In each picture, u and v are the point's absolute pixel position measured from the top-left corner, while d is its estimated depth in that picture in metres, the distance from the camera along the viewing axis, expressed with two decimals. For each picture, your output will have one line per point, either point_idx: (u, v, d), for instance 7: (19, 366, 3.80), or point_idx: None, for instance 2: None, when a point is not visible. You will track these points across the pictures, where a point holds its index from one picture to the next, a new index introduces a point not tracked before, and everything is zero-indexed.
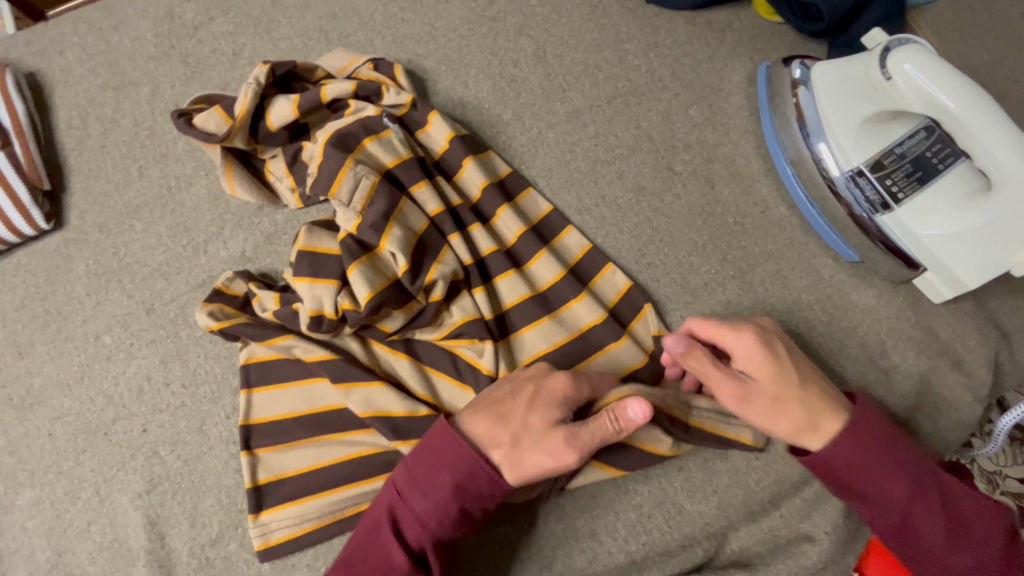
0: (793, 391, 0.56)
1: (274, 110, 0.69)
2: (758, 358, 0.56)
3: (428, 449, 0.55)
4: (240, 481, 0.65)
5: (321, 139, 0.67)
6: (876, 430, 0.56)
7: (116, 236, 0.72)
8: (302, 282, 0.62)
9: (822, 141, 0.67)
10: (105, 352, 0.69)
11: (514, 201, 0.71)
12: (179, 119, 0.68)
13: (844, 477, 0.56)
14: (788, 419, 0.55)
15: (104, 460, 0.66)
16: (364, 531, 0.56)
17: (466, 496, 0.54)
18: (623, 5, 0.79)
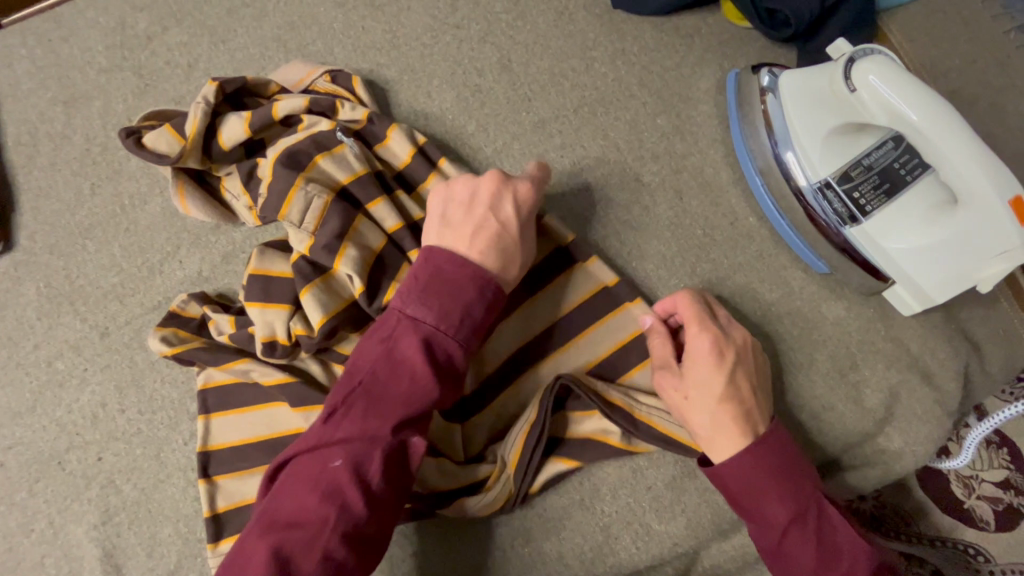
0: (714, 403, 0.58)
1: (225, 127, 0.67)
2: (707, 360, 0.60)
3: (450, 273, 0.57)
4: (199, 510, 0.64)
5: (273, 155, 0.65)
6: (781, 461, 0.57)
7: (68, 257, 0.70)
8: (253, 307, 0.62)
9: (789, 151, 0.66)
10: (58, 378, 0.67)
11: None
12: (128, 139, 0.66)
13: (737, 498, 0.57)
14: (700, 419, 0.59)
15: (59, 491, 0.64)
16: (389, 356, 0.54)
17: (487, 319, 0.57)
18: (590, 11, 0.77)
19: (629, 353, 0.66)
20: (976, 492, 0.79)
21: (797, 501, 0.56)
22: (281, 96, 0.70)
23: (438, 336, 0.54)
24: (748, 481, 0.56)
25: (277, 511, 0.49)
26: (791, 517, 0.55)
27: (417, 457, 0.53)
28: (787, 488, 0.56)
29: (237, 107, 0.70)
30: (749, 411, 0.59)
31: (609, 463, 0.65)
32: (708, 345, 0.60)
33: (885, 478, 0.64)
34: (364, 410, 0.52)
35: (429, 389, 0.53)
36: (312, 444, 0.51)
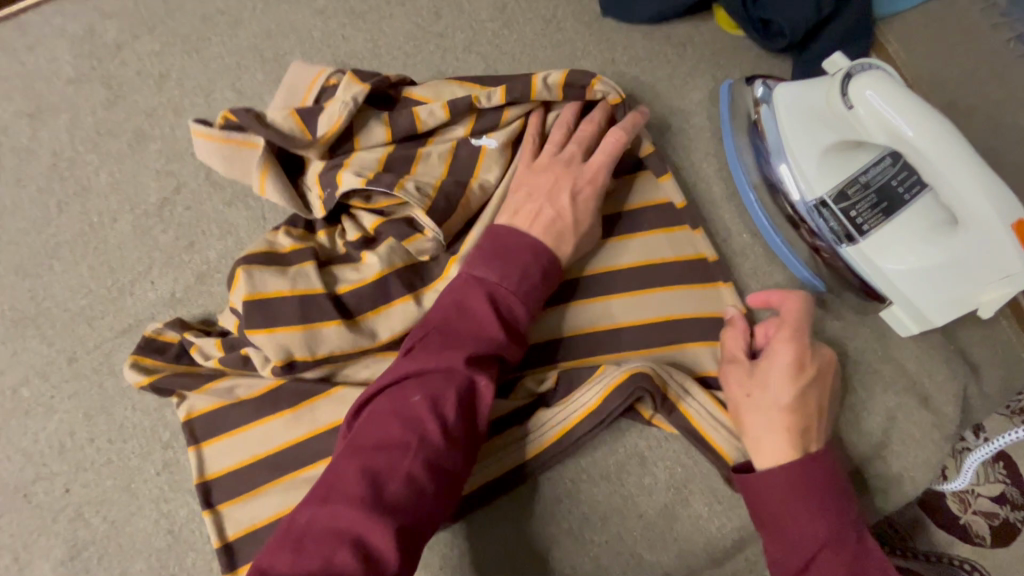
0: (780, 414, 0.55)
1: (360, 122, 0.66)
2: (788, 369, 0.57)
3: (512, 245, 0.57)
4: (173, 543, 0.61)
5: (438, 172, 0.65)
6: (826, 482, 0.54)
7: (34, 278, 0.67)
8: (257, 333, 0.58)
9: (784, 163, 0.64)
10: (23, 406, 0.64)
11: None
12: (246, 112, 0.64)
13: (768, 512, 0.54)
14: (764, 420, 0.56)
15: (24, 525, 0.61)
16: (458, 306, 0.54)
17: (547, 283, 0.58)
18: (579, 19, 0.75)
19: (705, 326, 0.64)
20: (972, 507, 0.77)
21: (835, 522, 0.52)
22: (412, 91, 0.68)
23: (503, 292, 0.55)
24: (784, 494, 0.53)
25: (359, 436, 0.48)
26: (825, 540, 0.51)
27: (487, 403, 0.52)
28: (824, 507, 0.52)
29: (377, 106, 0.68)
30: (808, 429, 0.56)
31: (599, 490, 0.63)
32: (791, 356, 0.57)
33: (885, 504, 0.62)
34: (440, 348, 0.52)
35: (496, 336, 0.53)
36: (390, 379, 0.51)
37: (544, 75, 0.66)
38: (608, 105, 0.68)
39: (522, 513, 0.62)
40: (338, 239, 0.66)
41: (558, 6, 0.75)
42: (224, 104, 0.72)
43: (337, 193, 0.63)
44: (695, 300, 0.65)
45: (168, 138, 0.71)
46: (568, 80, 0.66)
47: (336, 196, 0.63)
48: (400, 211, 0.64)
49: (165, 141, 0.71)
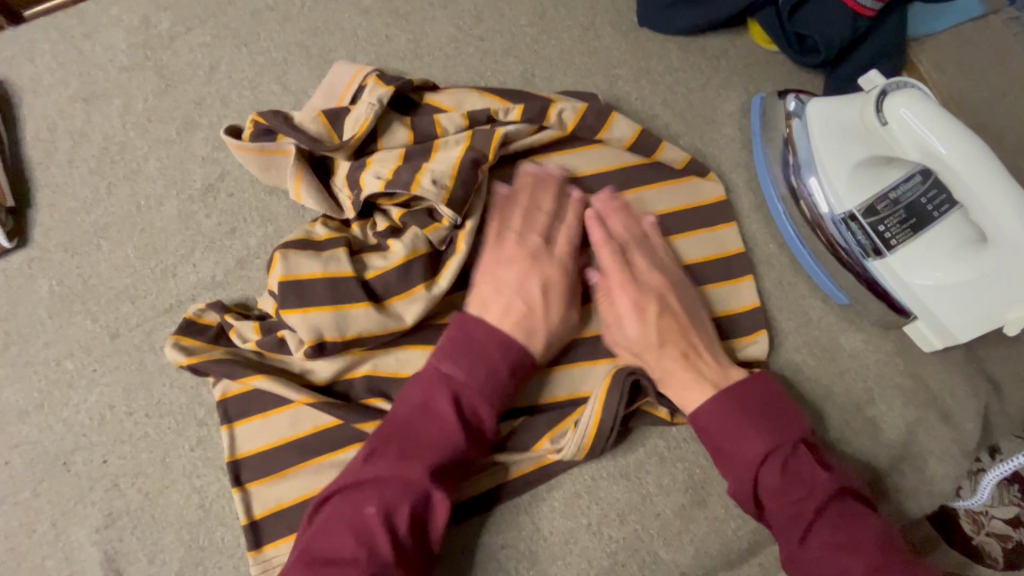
0: (655, 354, 0.61)
1: (386, 128, 0.66)
2: (630, 317, 0.61)
3: (478, 338, 0.58)
4: (205, 516, 0.63)
5: (454, 156, 0.63)
6: (739, 413, 0.57)
7: (82, 256, 0.69)
8: (291, 314, 0.59)
9: (813, 175, 0.65)
10: (67, 377, 0.66)
11: (615, 170, 0.69)
12: (275, 115, 0.64)
13: (714, 442, 0.58)
14: (648, 366, 0.61)
15: (63, 492, 0.64)
16: (417, 407, 0.56)
17: (516, 379, 0.58)
18: (616, 28, 0.77)
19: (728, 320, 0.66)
20: (985, 528, 0.73)
21: (776, 435, 0.56)
22: (436, 99, 0.69)
23: (466, 391, 0.56)
24: (725, 422, 0.57)
25: (315, 547, 0.51)
26: (765, 455, 0.55)
27: (443, 512, 0.54)
28: (764, 423, 0.56)
29: (400, 110, 0.68)
30: (691, 352, 0.61)
31: (618, 488, 0.64)
32: (628, 304, 0.61)
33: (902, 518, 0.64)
34: (398, 454, 0.54)
35: (457, 440, 0.55)
36: (348, 484, 0.53)
37: (563, 106, 0.67)
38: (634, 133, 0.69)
39: (541, 506, 0.63)
40: (369, 231, 0.66)
41: (597, 15, 0.77)
42: (270, 96, 0.74)
43: (363, 195, 0.63)
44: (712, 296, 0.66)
45: (214, 127, 0.74)
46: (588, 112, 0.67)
47: (361, 198, 0.63)
48: (421, 201, 0.64)
49: (211, 130, 0.73)
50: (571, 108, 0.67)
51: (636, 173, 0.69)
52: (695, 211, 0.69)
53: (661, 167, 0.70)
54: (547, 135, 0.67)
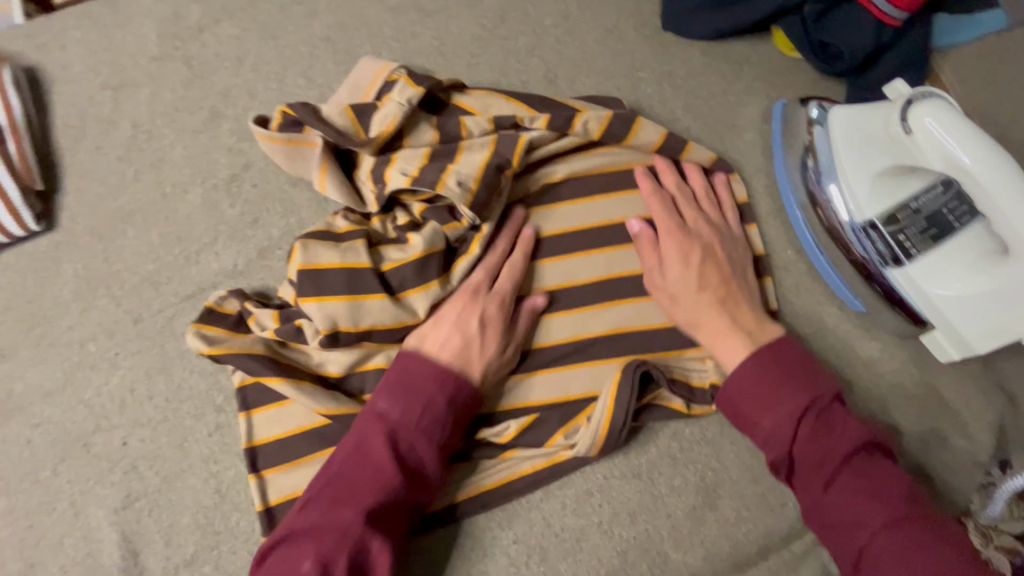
0: (692, 297, 0.63)
1: (412, 126, 0.67)
2: (675, 257, 0.64)
3: (417, 375, 0.58)
4: (220, 501, 0.64)
5: (480, 159, 0.64)
6: (776, 368, 0.57)
7: (107, 241, 0.71)
8: (308, 302, 0.59)
9: (834, 183, 0.65)
10: (89, 360, 0.68)
11: (629, 172, 0.70)
12: (305, 110, 0.66)
13: (753, 394, 0.57)
14: (681, 308, 0.63)
15: (82, 473, 0.65)
16: (353, 449, 0.56)
17: (455, 414, 0.58)
18: (640, 32, 0.77)
19: None
20: (994, 542, 0.71)
21: (815, 389, 0.56)
22: (462, 100, 0.69)
23: (403, 430, 0.56)
24: (768, 374, 0.57)
25: None
26: (807, 405, 0.55)
27: (385, 560, 0.52)
28: (803, 377, 0.57)
29: (427, 108, 0.69)
30: (727, 299, 0.63)
31: (630, 487, 0.64)
32: (675, 249, 0.64)
33: None
34: (333, 502, 0.53)
35: (394, 480, 0.54)
36: (284, 538, 0.52)
37: (589, 113, 0.68)
38: (656, 141, 0.70)
39: (553, 502, 0.64)
40: (389, 224, 0.66)
41: (621, 18, 0.78)
42: (295, 89, 0.75)
43: (387, 189, 0.64)
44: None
45: (240, 118, 0.75)
46: (613, 118, 0.68)
47: (385, 193, 0.64)
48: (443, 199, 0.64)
49: (237, 121, 0.74)
50: (597, 117, 0.67)
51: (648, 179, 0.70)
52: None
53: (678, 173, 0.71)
54: (569, 140, 0.68)
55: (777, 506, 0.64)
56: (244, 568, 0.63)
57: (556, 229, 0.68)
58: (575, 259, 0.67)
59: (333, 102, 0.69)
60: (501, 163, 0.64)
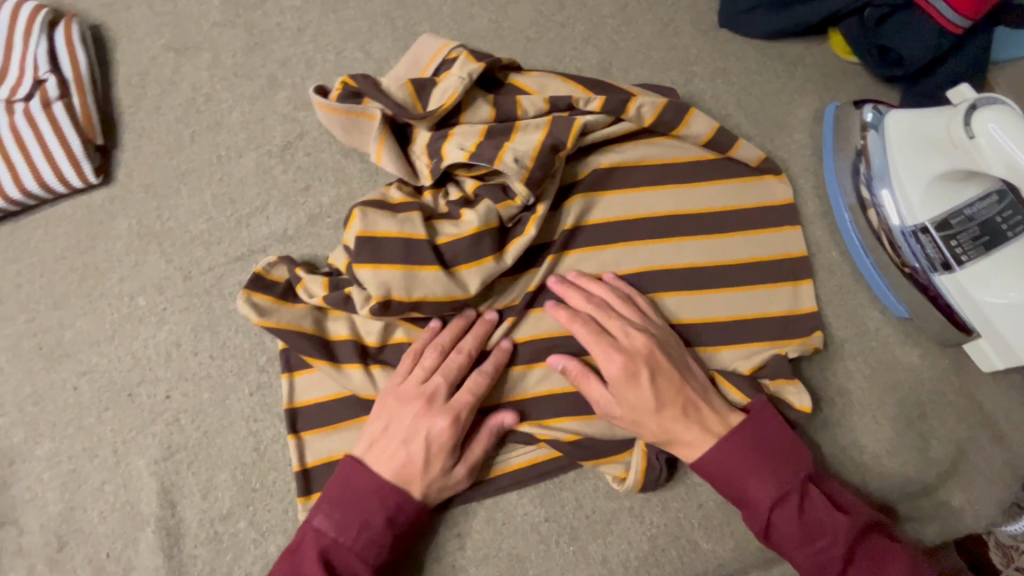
0: (654, 417, 0.59)
1: (470, 102, 0.67)
2: (620, 380, 0.59)
3: (359, 490, 0.58)
4: (258, 459, 0.65)
5: (536, 139, 0.64)
6: (756, 446, 0.59)
7: (162, 198, 0.72)
8: (363, 269, 0.60)
9: (886, 188, 0.66)
10: (138, 313, 0.69)
11: (679, 163, 0.71)
12: (365, 82, 0.67)
13: (725, 486, 0.59)
14: (650, 430, 0.59)
15: (126, 422, 0.66)
16: (290, 560, 0.56)
17: (394, 534, 0.58)
18: (696, 27, 0.78)
19: (785, 324, 0.67)
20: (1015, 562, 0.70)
21: (782, 479, 0.57)
22: (519, 80, 0.70)
23: (338, 551, 0.56)
24: (733, 467, 0.58)
25: None
26: (778, 497, 0.56)
27: None
28: (771, 467, 0.57)
29: (484, 87, 0.69)
30: (689, 403, 0.60)
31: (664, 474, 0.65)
32: (617, 367, 0.59)
33: (941, 534, 0.64)
34: None
35: None
36: None
37: (642, 101, 0.68)
38: (706, 135, 0.69)
39: (585, 484, 0.64)
40: (441, 200, 0.67)
41: (677, 12, 0.78)
42: (353, 63, 0.76)
43: (444, 163, 0.64)
44: (765, 301, 0.67)
45: (297, 87, 0.76)
46: (666, 108, 0.68)
47: (442, 166, 0.65)
48: (498, 176, 0.66)
49: (294, 90, 0.76)
50: (650, 104, 0.68)
51: (695, 171, 0.71)
52: (758, 213, 0.70)
53: (726, 170, 0.71)
54: (621, 127, 0.69)
55: None
56: (278, 526, 0.64)
57: (601, 218, 0.69)
58: (621, 249, 0.68)
59: (392, 77, 0.70)
60: (556, 144, 0.65)
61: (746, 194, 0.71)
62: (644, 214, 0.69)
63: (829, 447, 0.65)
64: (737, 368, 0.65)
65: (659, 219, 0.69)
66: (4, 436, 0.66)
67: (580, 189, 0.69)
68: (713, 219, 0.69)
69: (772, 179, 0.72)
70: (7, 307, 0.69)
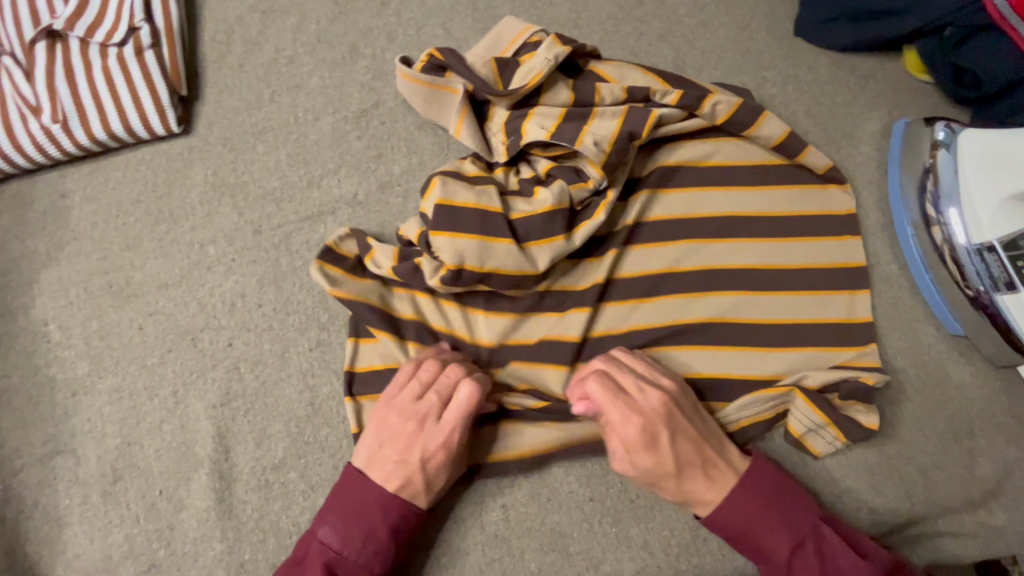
0: (672, 479, 0.59)
1: (551, 86, 0.69)
2: (638, 445, 0.59)
3: (361, 503, 0.58)
4: (313, 414, 0.66)
5: (613, 126, 0.66)
6: (767, 497, 0.58)
7: (238, 153, 0.74)
8: (440, 236, 0.61)
9: (954, 207, 0.67)
10: (207, 262, 0.70)
11: (750, 167, 0.72)
12: (452, 55, 0.69)
13: (741, 540, 0.59)
14: (669, 491, 0.60)
15: (187, 365, 0.67)
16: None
17: (397, 541, 0.58)
18: (771, 33, 0.79)
19: (842, 330, 0.67)
20: None
21: (792, 528, 0.57)
22: (599, 68, 0.71)
23: (341, 563, 0.57)
24: (744, 518, 0.58)
25: None
26: (793, 546, 0.57)
27: None
28: (779, 515, 0.58)
29: (565, 72, 0.71)
30: (707, 463, 0.59)
31: None
32: (635, 430, 0.59)
33: (982, 553, 0.64)
34: None
35: None
36: None
37: (718, 99, 0.69)
38: (776, 138, 0.70)
39: None
40: (512, 176, 0.69)
41: (754, 17, 0.80)
42: (433, 39, 0.78)
43: (524, 141, 0.66)
44: (824, 307, 0.68)
45: (376, 58, 0.77)
46: (741, 110, 0.69)
47: (520, 144, 0.67)
48: (572, 160, 0.67)
49: (374, 60, 0.77)
50: (726, 102, 0.69)
51: (758, 174, 0.72)
52: (817, 221, 0.71)
53: (787, 175, 0.72)
54: (695, 123, 0.70)
55: (853, 509, 0.65)
56: (327, 480, 0.65)
57: (666, 216, 0.70)
58: (686, 245, 0.69)
59: (476, 54, 0.72)
60: (633, 133, 0.66)
61: (805, 201, 0.71)
62: (710, 214, 0.70)
63: (875, 455, 0.66)
64: (799, 371, 0.65)
65: (725, 220, 0.70)
66: (68, 367, 0.67)
67: (648, 184, 0.70)
68: (774, 221, 0.70)
69: (834, 188, 0.73)
70: (81, 244, 0.71)
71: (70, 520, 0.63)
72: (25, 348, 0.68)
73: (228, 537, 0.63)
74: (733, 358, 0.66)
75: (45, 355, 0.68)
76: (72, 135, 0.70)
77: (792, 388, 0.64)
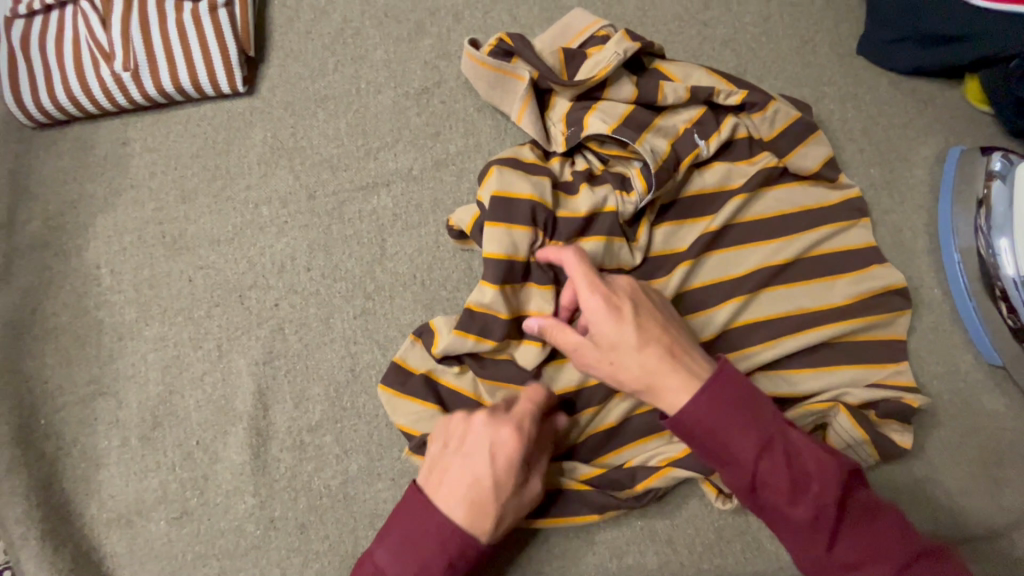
0: (636, 352, 0.53)
1: (616, 80, 0.69)
2: (599, 314, 0.54)
3: (417, 530, 0.54)
4: (352, 380, 0.67)
5: (664, 146, 0.66)
6: (736, 395, 0.50)
7: (298, 118, 0.75)
8: (495, 225, 0.61)
9: (1005, 238, 0.67)
10: (260, 222, 0.71)
11: (805, 210, 0.70)
12: (522, 40, 0.69)
13: (703, 439, 0.50)
14: (633, 371, 0.53)
15: (232, 320, 0.68)
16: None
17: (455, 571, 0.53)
18: (834, 49, 0.80)
19: (881, 349, 0.67)
20: None
21: (760, 428, 0.50)
22: (665, 68, 0.71)
23: None
24: (720, 420, 0.50)
25: None
26: (761, 448, 0.49)
27: None
28: (749, 416, 0.50)
29: (631, 69, 0.71)
30: (673, 346, 0.54)
31: None
32: (599, 300, 0.54)
33: None
34: None
35: None
36: None
37: (772, 112, 0.70)
38: (826, 159, 0.71)
39: None
40: (567, 169, 0.69)
41: (818, 32, 0.80)
42: (499, 24, 0.79)
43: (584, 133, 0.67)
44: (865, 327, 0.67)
45: (442, 37, 0.78)
46: (797, 122, 0.70)
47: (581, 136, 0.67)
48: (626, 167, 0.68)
49: (439, 39, 0.78)
50: (784, 112, 0.70)
51: (787, 223, 0.69)
52: (840, 258, 0.69)
53: (815, 215, 0.70)
54: (726, 171, 0.70)
55: None
56: (361, 447, 0.65)
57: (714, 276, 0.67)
58: (737, 302, 0.66)
59: (545, 41, 0.73)
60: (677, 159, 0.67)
61: (833, 236, 0.70)
62: (760, 263, 0.67)
63: (902, 475, 0.66)
64: (840, 387, 0.65)
65: (774, 269, 0.67)
66: (117, 312, 0.68)
67: (689, 240, 0.68)
68: (809, 266, 0.68)
69: (857, 223, 0.71)
70: (138, 193, 0.72)
71: (107, 461, 0.64)
72: (76, 289, 0.69)
73: (260, 492, 0.64)
74: (777, 377, 0.66)
75: (95, 298, 0.69)
76: (141, 85, 0.71)
77: (835, 402, 0.64)
